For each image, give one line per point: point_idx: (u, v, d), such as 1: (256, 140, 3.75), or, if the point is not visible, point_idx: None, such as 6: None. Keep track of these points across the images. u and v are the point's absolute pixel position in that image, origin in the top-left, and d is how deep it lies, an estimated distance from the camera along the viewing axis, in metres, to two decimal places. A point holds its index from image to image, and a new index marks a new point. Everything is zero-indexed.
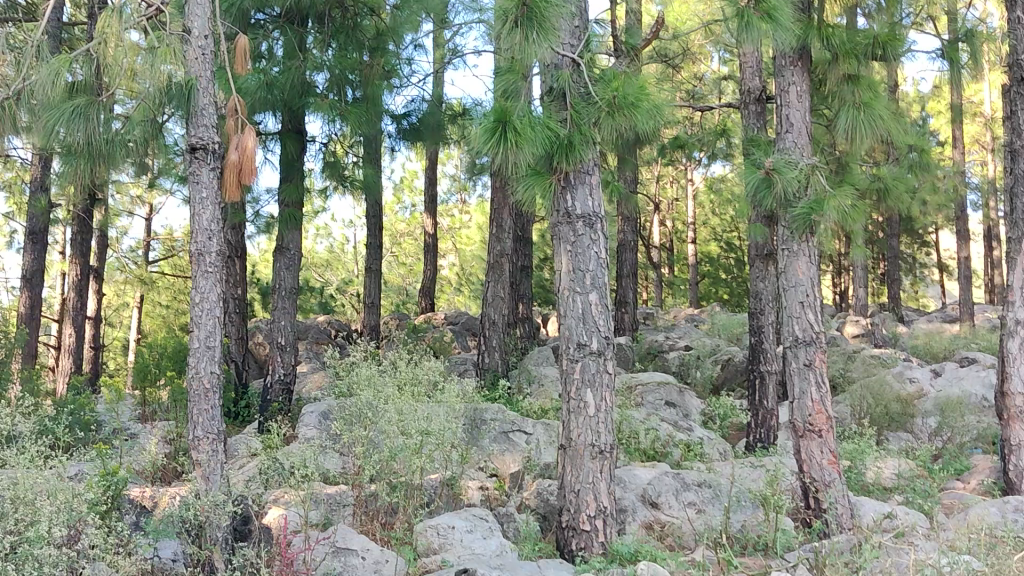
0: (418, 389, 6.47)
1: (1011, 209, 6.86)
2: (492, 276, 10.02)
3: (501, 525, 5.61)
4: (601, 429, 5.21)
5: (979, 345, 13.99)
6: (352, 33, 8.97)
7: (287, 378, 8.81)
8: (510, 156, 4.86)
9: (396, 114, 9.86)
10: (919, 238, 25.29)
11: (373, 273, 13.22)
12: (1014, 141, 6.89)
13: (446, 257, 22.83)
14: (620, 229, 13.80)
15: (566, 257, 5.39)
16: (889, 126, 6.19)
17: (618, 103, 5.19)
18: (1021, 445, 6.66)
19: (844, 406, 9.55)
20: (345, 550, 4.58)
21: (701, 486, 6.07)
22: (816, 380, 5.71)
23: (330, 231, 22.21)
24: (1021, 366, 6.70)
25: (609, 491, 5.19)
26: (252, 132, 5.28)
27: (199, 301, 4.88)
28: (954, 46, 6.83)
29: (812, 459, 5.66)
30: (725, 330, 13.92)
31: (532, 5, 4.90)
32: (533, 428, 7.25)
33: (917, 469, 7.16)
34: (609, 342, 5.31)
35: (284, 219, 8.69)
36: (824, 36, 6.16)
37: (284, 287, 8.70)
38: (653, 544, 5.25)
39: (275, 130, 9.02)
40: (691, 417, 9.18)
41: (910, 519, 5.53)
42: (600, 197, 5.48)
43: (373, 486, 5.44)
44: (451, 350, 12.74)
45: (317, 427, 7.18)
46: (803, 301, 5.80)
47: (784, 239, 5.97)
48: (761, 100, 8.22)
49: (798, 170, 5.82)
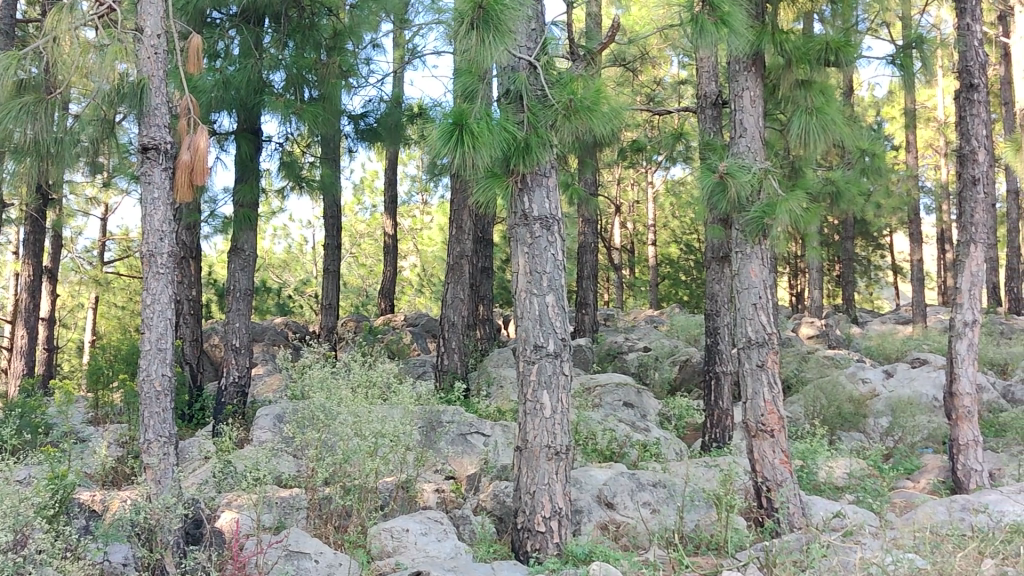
0: (373, 391, 6.43)
1: (960, 212, 6.93)
2: (452, 278, 9.97)
3: (456, 528, 5.60)
4: (558, 430, 5.23)
5: (931, 345, 14.21)
6: (309, 32, 8.89)
7: (242, 381, 8.74)
8: (467, 158, 4.86)
9: (354, 114, 9.90)
10: (873, 241, 25.64)
11: (332, 274, 13.16)
12: (963, 147, 7.00)
13: (408, 259, 22.77)
14: (580, 230, 13.79)
15: (522, 258, 5.40)
16: (842, 130, 6.28)
17: (575, 106, 5.28)
18: (969, 445, 6.77)
19: (799, 407, 9.66)
20: (298, 553, 4.56)
21: (656, 486, 6.08)
22: (768, 381, 5.77)
23: (289, 232, 22.06)
24: (969, 367, 6.83)
25: (565, 492, 5.21)
26: (205, 133, 5.25)
27: (150, 303, 4.83)
28: (906, 53, 6.93)
29: (764, 458, 5.72)
30: (683, 332, 14.06)
31: (488, 7, 4.91)
32: (491, 430, 7.25)
33: (869, 468, 7.26)
34: (566, 343, 5.33)
35: (239, 220, 8.60)
36: (779, 41, 6.26)
37: (239, 288, 8.62)
38: (607, 545, 5.28)
39: (231, 129, 8.95)
40: (649, 418, 9.23)
41: (859, 518, 5.59)
42: (557, 199, 5.48)
43: (327, 488, 5.41)
44: (410, 351, 12.73)
45: (271, 430, 7.13)
46: (756, 303, 5.85)
47: (738, 242, 6.03)
48: (716, 104, 8.32)
49: (751, 174, 5.90)
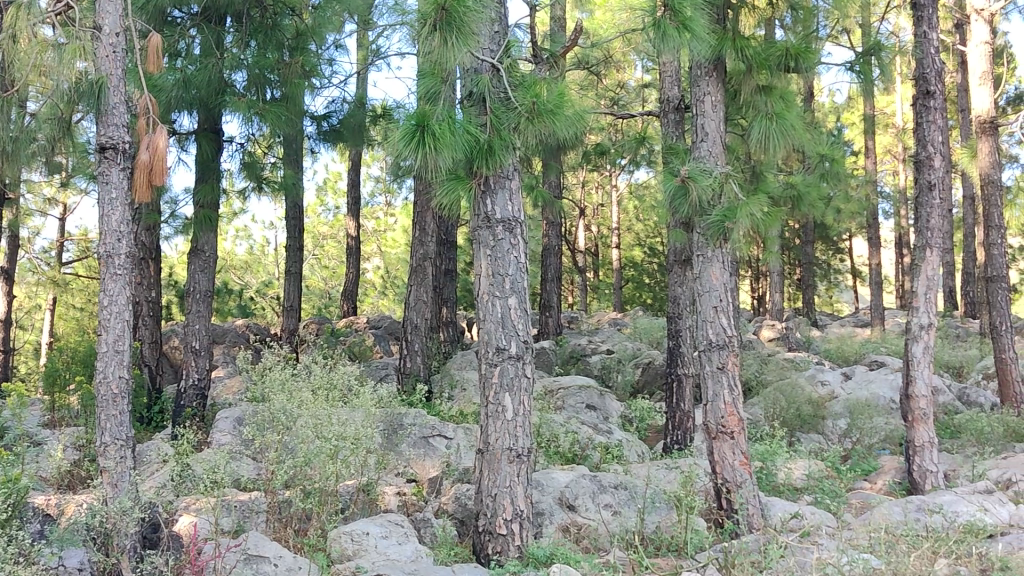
0: (334, 394, 6.38)
1: (917, 217, 7.02)
2: (415, 280, 9.94)
3: (417, 531, 5.58)
4: (519, 433, 5.24)
5: (888, 348, 14.40)
6: (271, 32, 8.80)
7: (202, 383, 8.66)
8: (430, 159, 4.86)
9: (317, 115, 9.84)
10: (833, 245, 25.95)
11: (293, 276, 13.06)
12: (920, 153, 7.10)
13: (370, 261, 22.70)
14: (544, 233, 13.81)
15: (484, 260, 5.39)
16: (801, 135, 6.36)
17: (538, 109, 5.32)
18: (925, 446, 6.88)
19: (759, 409, 9.75)
20: (257, 557, 4.52)
21: (618, 489, 6.10)
22: (728, 383, 5.81)
23: (250, 233, 21.86)
24: (924, 370, 6.93)
25: (526, 494, 5.22)
26: (163, 132, 5.18)
27: (108, 304, 4.76)
28: (865, 60, 7.03)
29: (724, 460, 5.76)
30: (646, 335, 14.14)
31: (450, 8, 4.90)
32: (453, 433, 7.21)
33: (827, 470, 7.35)
34: (528, 346, 5.34)
35: (199, 221, 8.51)
36: (740, 47, 6.32)
37: (199, 290, 8.53)
38: (569, 547, 5.29)
39: (191, 129, 8.86)
40: (611, 420, 9.27)
41: (816, 519, 5.65)
42: (520, 202, 5.48)
43: (287, 491, 5.37)
44: (373, 353, 12.67)
45: (231, 433, 7.06)
46: (717, 306, 5.88)
47: (699, 245, 6.07)
48: (679, 109, 8.40)
49: (712, 178, 5.96)
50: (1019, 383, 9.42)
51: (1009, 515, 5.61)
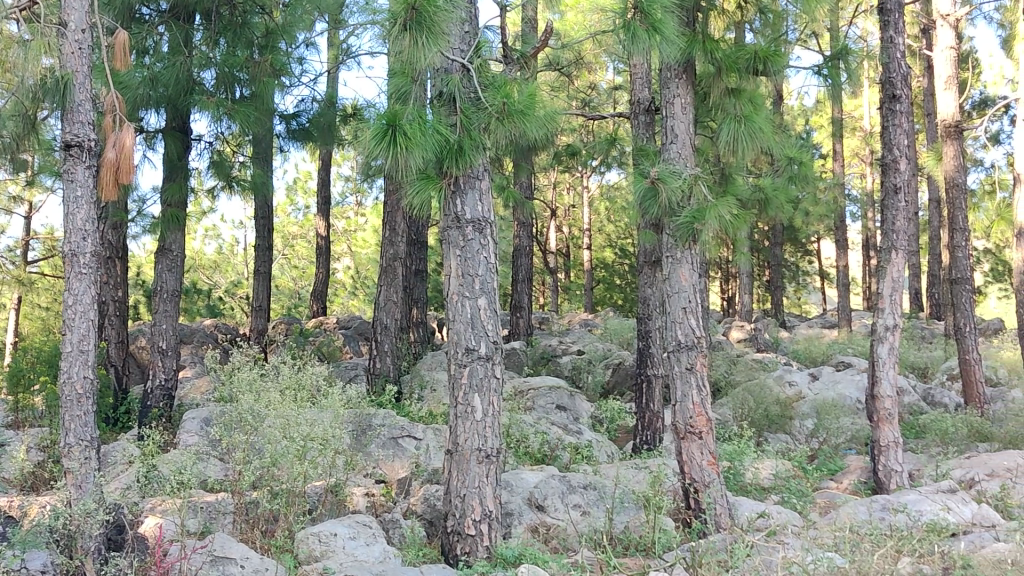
0: (302, 394, 6.34)
1: (883, 219, 7.08)
2: (385, 280, 9.91)
3: (386, 532, 5.56)
4: (488, 433, 5.24)
5: (855, 349, 14.55)
6: (240, 30, 8.73)
7: (169, 384, 8.58)
8: (399, 159, 4.86)
9: (286, 114, 9.78)
10: (802, 247, 26.18)
11: (262, 276, 12.98)
12: (887, 156, 7.16)
13: (340, 261, 22.60)
14: (515, 234, 13.81)
15: (454, 261, 5.38)
16: (769, 138, 6.40)
17: (508, 109, 5.32)
18: (890, 446, 6.95)
19: (728, 409, 9.81)
20: (223, 559, 4.48)
21: (587, 489, 6.11)
22: (697, 384, 5.85)
23: (219, 232, 21.69)
24: (890, 370, 7.00)
25: (495, 495, 5.23)
26: (130, 130, 5.12)
27: (72, 303, 4.71)
28: (833, 64, 7.09)
29: (692, 460, 5.79)
30: (617, 335, 14.19)
31: (420, 8, 4.90)
32: (422, 433, 7.19)
33: (794, 469, 7.41)
34: (497, 346, 5.34)
35: (166, 220, 8.43)
36: (709, 49, 6.37)
37: (167, 289, 8.45)
38: (537, 548, 5.30)
39: (159, 127, 8.78)
40: (581, 421, 9.30)
41: (783, 519, 5.69)
42: (489, 202, 5.48)
43: (255, 492, 5.34)
44: (343, 353, 12.62)
45: (198, 434, 7.01)
46: (685, 307, 5.91)
47: (668, 247, 6.10)
48: (649, 111, 8.44)
49: (681, 180, 6.00)
50: (982, 384, 9.54)
51: (971, 514, 5.68)
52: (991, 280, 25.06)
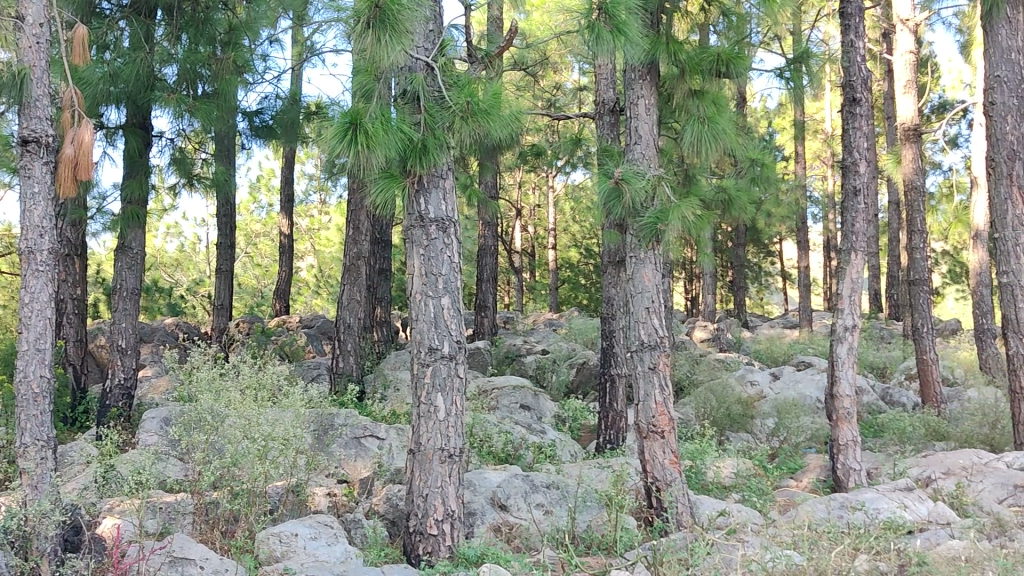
0: (263, 394, 6.29)
1: (843, 221, 7.15)
2: (349, 279, 9.85)
3: (348, 532, 5.54)
4: (451, 433, 5.24)
5: (816, 349, 14.71)
6: (202, 26, 8.65)
7: (128, 383, 8.48)
8: (361, 158, 4.84)
9: (248, 111, 9.71)
10: (765, 248, 26.41)
11: (224, 274, 12.86)
12: (847, 158, 7.23)
13: (304, 259, 22.45)
14: (480, 233, 13.79)
15: (417, 260, 5.36)
16: (732, 139, 6.45)
17: (472, 109, 5.31)
18: (849, 445, 7.04)
19: (690, 409, 9.87)
20: (183, 560, 4.44)
21: (550, 488, 6.12)
22: (659, 383, 5.87)
23: (181, 230, 21.48)
24: (849, 370, 7.08)
25: (457, 495, 5.23)
26: (89, 126, 5.05)
27: (29, 301, 4.64)
28: (795, 67, 7.16)
29: (654, 459, 5.82)
30: (581, 335, 14.23)
31: (384, 6, 4.88)
32: (386, 433, 7.15)
33: (755, 468, 7.47)
34: (460, 346, 5.34)
35: (125, 218, 8.33)
36: (673, 51, 6.40)
37: (126, 287, 8.36)
38: (499, 547, 5.31)
39: (119, 124, 8.67)
40: (545, 420, 9.32)
41: (743, 517, 5.74)
42: (453, 202, 5.48)
43: (215, 492, 5.30)
44: (306, 353, 12.54)
45: (157, 433, 6.93)
46: (649, 307, 5.94)
47: (632, 247, 6.12)
48: (614, 111, 8.49)
49: (645, 180, 6.03)
50: (939, 384, 9.67)
51: (927, 512, 5.75)
52: (948, 282, 25.45)
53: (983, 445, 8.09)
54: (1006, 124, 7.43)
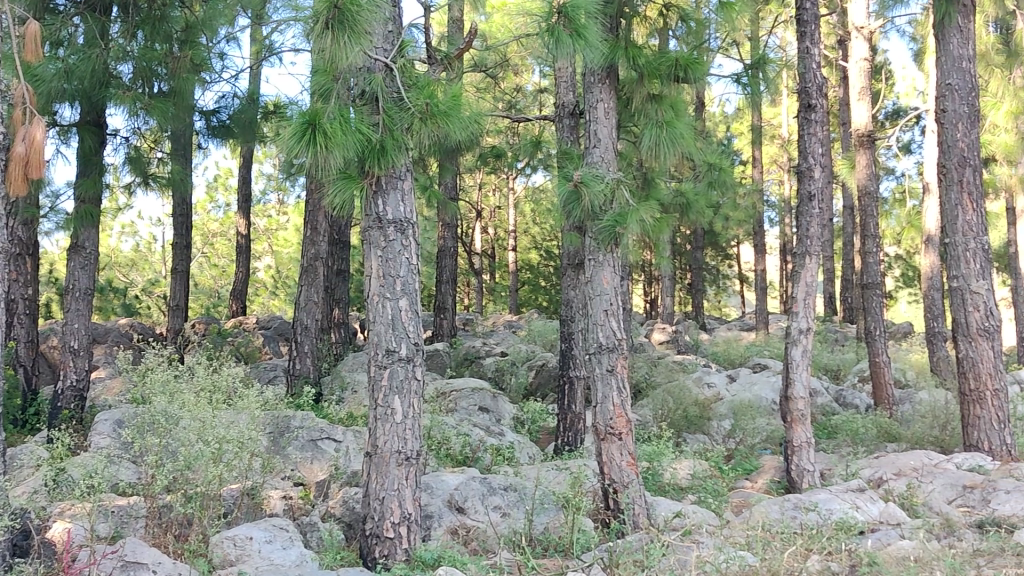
0: (218, 396, 6.24)
1: (798, 225, 7.24)
2: (306, 280, 9.79)
3: (303, 535, 5.50)
4: (408, 436, 5.23)
5: (772, 351, 14.89)
6: (159, 24, 8.52)
7: (80, 385, 8.37)
8: (320, 158, 4.82)
9: (205, 110, 9.63)
10: (723, 251, 26.67)
11: (179, 274, 12.73)
12: (802, 164, 7.32)
13: (262, 260, 22.27)
14: (440, 235, 13.79)
15: (375, 262, 5.34)
16: (690, 144, 6.50)
17: (431, 110, 5.31)
18: (802, 446, 7.13)
19: (648, 410, 9.94)
20: (135, 564, 4.39)
21: (507, 490, 6.13)
22: (617, 386, 5.90)
23: (136, 229, 21.21)
24: (803, 372, 7.17)
25: (414, 497, 5.22)
26: (41, 125, 4.96)
27: None
28: (753, 72, 7.23)
29: (612, 461, 5.84)
30: (540, 337, 14.26)
31: (343, 7, 4.86)
32: (343, 435, 7.12)
33: (711, 469, 7.55)
34: (418, 348, 5.33)
35: (79, 217, 8.21)
36: (631, 55, 6.45)
37: (79, 287, 8.23)
38: (457, 550, 5.30)
39: (73, 121, 8.56)
40: (503, 422, 9.32)
41: (698, 518, 5.78)
42: (412, 203, 5.47)
43: (168, 495, 5.23)
44: (263, 354, 12.44)
45: (110, 436, 6.85)
46: (607, 309, 5.98)
47: (591, 249, 6.14)
48: (574, 114, 8.52)
49: (604, 184, 6.05)
50: (891, 386, 9.82)
51: (879, 512, 5.84)
52: (901, 286, 25.89)
53: (934, 445, 8.23)
54: (957, 131, 7.57)
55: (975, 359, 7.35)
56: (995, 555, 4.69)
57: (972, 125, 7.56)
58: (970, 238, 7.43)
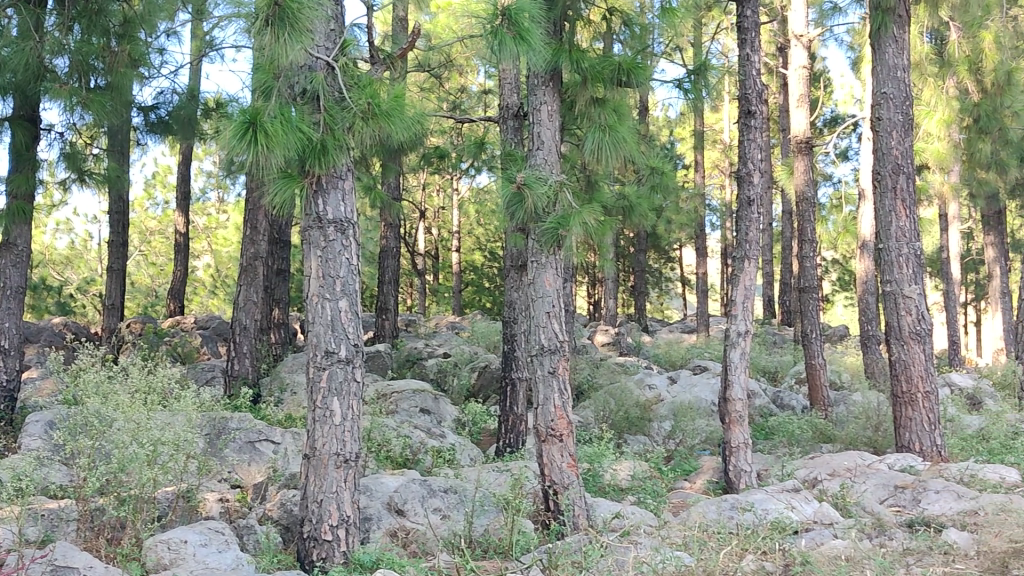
0: (153, 397, 6.13)
1: (737, 229, 7.35)
2: (246, 280, 9.67)
3: (240, 538, 5.44)
4: (347, 438, 5.20)
5: (712, 353, 15.08)
6: (96, 17, 8.32)
7: (11, 385, 8.06)
8: (260, 157, 4.76)
9: (144, 106, 9.45)
10: (665, 254, 26.94)
11: (115, 273, 12.48)
12: (742, 169, 7.41)
13: (201, 259, 21.96)
14: (383, 235, 13.70)
15: (314, 262, 5.29)
16: (632, 148, 6.55)
17: (373, 111, 5.28)
18: (740, 447, 7.23)
19: (590, 412, 9.99)
20: (65, 569, 4.30)
21: (447, 493, 6.12)
22: (559, 388, 5.92)
23: (72, 226, 20.78)
24: (741, 374, 7.28)
25: (353, 500, 5.19)
26: None
27: None
28: (695, 78, 7.31)
29: (553, 462, 5.86)
30: (484, 339, 14.26)
31: (284, 5, 4.81)
32: (281, 437, 7.04)
33: (650, 470, 7.62)
34: (358, 349, 5.30)
35: (11, 214, 8.01)
36: (575, 59, 6.49)
37: (10, 285, 8.07)
38: (396, 552, 5.28)
39: (6, 116, 8.34)
40: (444, 424, 9.30)
41: (637, 519, 5.83)
42: (353, 203, 5.43)
43: (101, 498, 5.14)
44: (201, 354, 12.26)
45: (41, 437, 6.69)
46: (549, 311, 6.01)
47: (533, 251, 6.16)
48: (518, 116, 8.55)
49: (547, 187, 6.08)
50: (827, 388, 10.01)
51: (813, 512, 5.94)
52: (837, 290, 26.40)
53: (867, 446, 8.40)
54: (892, 139, 7.73)
55: (907, 361, 7.53)
56: (922, 554, 4.80)
57: (906, 133, 7.74)
58: (902, 243, 7.60)
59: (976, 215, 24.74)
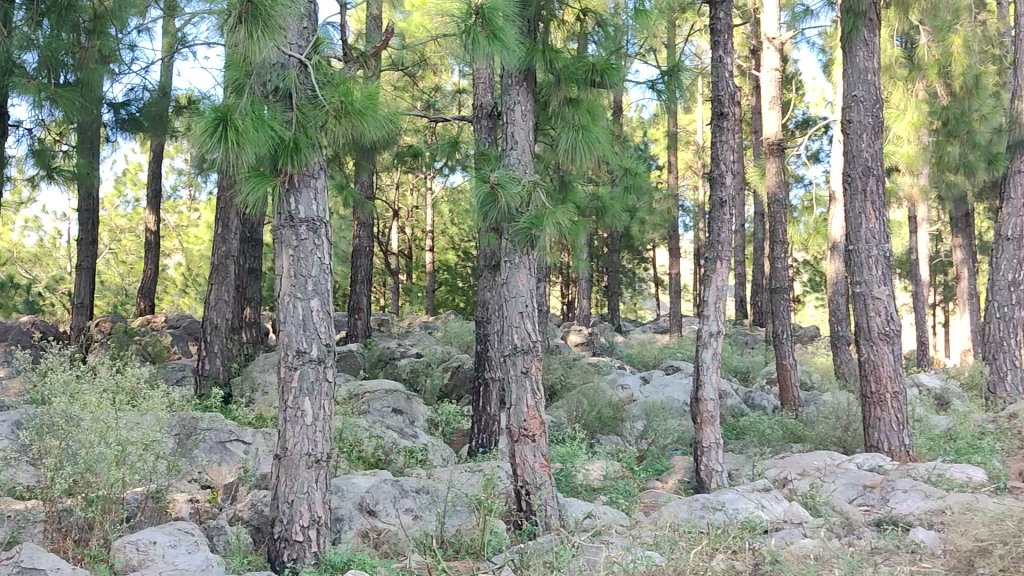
0: (121, 396, 6.07)
1: (709, 230, 7.39)
2: (217, 279, 9.61)
3: (210, 539, 5.40)
4: (318, 437, 5.18)
5: (684, 354, 15.15)
6: (65, 13, 8.11)
7: None
8: (231, 154, 4.72)
9: (114, 102, 9.36)
10: (637, 254, 27.02)
11: (84, 271, 12.36)
12: (714, 170, 7.45)
13: (172, 257, 21.80)
14: (355, 235, 13.66)
15: (286, 261, 5.26)
16: (605, 148, 6.57)
17: (345, 109, 5.20)
18: (711, 447, 7.27)
19: (562, 412, 10.01)
20: (32, 570, 4.24)
21: (418, 493, 6.10)
22: (531, 388, 5.93)
23: (41, 224, 20.59)
24: (712, 374, 7.32)
25: (324, 500, 5.17)
26: None
27: None
28: (668, 79, 7.34)
29: (525, 462, 5.85)
30: (457, 339, 14.25)
31: (256, 2, 4.79)
32: (252, 437, 7.00)
33: (622, 470, 7.66)
34: (329, 349, 5.28)
35: None
36: (548, 59, 6.50)
37: None
38: (367, 552, 5.26)
39: None
40: (416, 424, 9.28)
41: (609, 519, 5.84)
42: (325, 202, 5.41)
43: (68, 499, 5.09)
44: (171, 354, 12.17)
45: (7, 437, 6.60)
46: (522, 311, 6.01)
47: (506, 251, 6.17)
48: (491, 116, 8.55)
49: (520, 186, 6.09)
50: (797, 388, 10.08)
51: (783, 512, 5.98)
52: (808, 290, 26.60)
53: (837, 446, 8.48)
54: (862, 142, 7.81)
55: (876, 362, 7.60)
56: (889, 553, 4.85)
57: (875, 136, 7.82)
58: (872, 245, 7.67)
59: (944, 217, 24.99)
